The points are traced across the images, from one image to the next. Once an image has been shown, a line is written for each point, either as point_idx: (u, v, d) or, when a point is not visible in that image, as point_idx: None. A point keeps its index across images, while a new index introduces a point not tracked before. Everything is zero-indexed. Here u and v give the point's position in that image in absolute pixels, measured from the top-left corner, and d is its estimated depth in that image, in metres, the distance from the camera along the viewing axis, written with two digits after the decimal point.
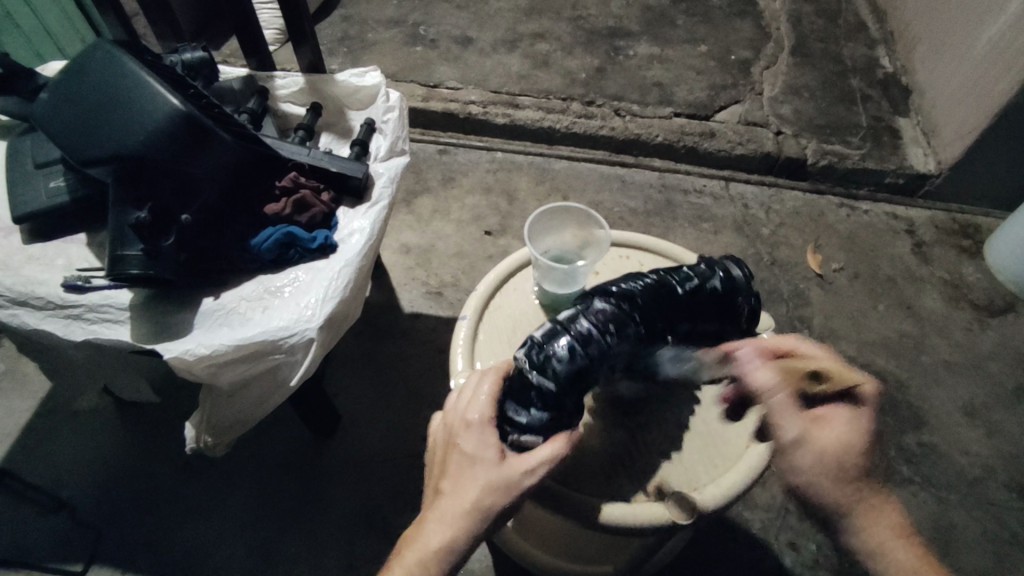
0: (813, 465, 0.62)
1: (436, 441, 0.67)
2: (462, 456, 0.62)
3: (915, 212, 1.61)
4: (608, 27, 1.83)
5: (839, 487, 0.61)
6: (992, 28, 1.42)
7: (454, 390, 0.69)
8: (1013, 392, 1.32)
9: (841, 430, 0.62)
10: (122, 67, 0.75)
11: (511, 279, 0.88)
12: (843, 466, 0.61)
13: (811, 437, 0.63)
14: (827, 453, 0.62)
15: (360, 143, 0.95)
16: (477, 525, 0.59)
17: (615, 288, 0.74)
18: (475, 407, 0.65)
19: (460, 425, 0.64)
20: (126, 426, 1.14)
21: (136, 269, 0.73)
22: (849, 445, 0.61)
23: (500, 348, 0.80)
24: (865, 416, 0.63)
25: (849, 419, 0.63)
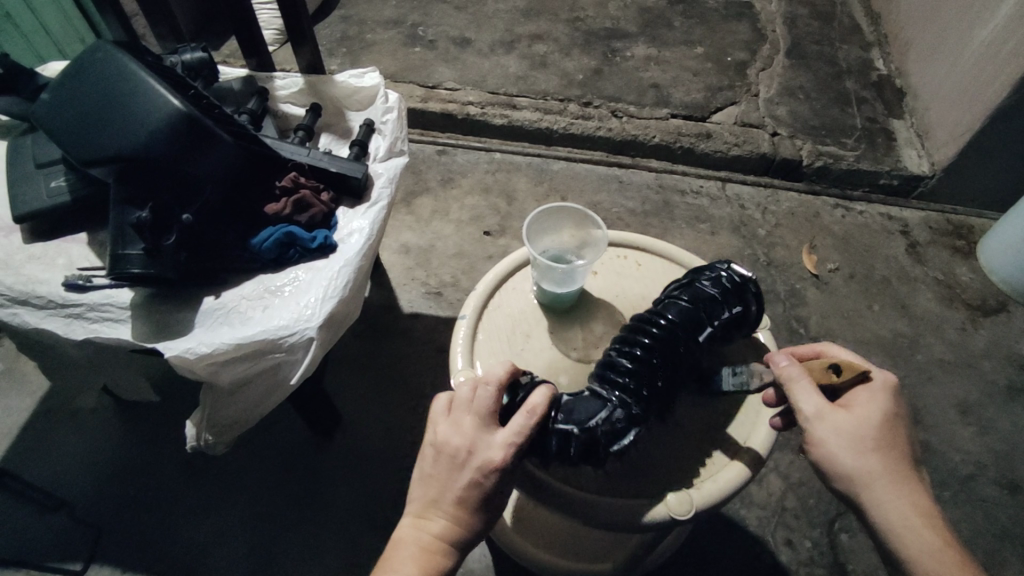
0: (836, 435, 0.63)
1: (447, 453, 0.62)
2: (481, 494, 0.61)
3: (909, 212, 1.62)
4: (605, 29, 1.84)
5: (859, 457, 0.63)
6: (985, 31, 1.44)
7: (475, 411, 0.63)
8: (1005, 390, 1.33)
9: (867, 410, 0.64)
10: (123, 67, 0.75)
11: (509, 279, 0.88)
12: (864, 437, 0.63)
13: (832, 414, 0.64)
14: (850, 430, 0.63)
15: (359, 144, 0.96)
16: (471, 543, 0.63)
17: (649, 390, 0.70)
18: (509, 450, 0.61)
19: (489, 464, 0.61)
20: (125, 425, 1.15)
21: (136, 268, 0.74)
22: (870, 419, 0.64)
23: (499, 347, 0.81)
24: (883, 406, 0.64)
25: (868, 397, 0.65)
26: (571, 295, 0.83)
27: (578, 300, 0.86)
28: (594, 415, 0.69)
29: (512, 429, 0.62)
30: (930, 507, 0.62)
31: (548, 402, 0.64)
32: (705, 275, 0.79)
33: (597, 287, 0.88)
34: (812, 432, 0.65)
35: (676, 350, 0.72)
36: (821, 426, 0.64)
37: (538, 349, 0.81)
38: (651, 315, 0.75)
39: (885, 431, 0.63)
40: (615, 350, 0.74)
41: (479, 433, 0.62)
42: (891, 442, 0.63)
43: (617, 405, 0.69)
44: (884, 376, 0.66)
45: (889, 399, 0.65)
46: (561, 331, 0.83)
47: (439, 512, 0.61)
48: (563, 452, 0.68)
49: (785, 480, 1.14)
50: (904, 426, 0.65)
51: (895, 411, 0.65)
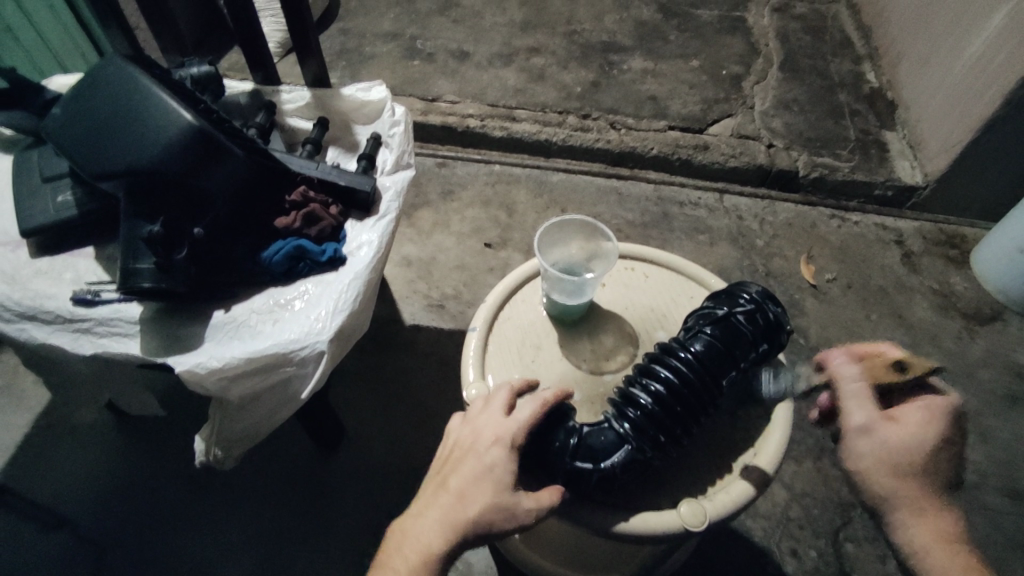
0: (873, 450, 0.65)
1: (455, 442, 0.67)
2: (479, 468, 0.62)
3: (904, 223, 1.65)
4: (601, 42, 1.86)
5: (894, 473, 0.64)
6: (975, 44, 1.47)
7: (483, 401, 0.70)
8: (1004, 399, 1.35)
9: (915, 429, 0.64)
10: (135, 82, 0.75)
11: (520, 291, 0.89)
12: (904, 457, 0.63)
13: (880, 427, 0.65)
14: (891, 444, 0.64)
15: (367, 157, 0.96)
16: (472, 536, 0.60)
17: (661, 427, 0.69)
18: (508, 427, 0.64)
19: (489, 438, 0.64)
20: (126, 440, 1.13)
21: (148, 282, 0.74)
22: (916, 439, 0.64)
23: (511, 360, 0.81)
24: (933, 426, 0.64)
25: (917, 415, 0.65)
26: (580, 308, 0.84)
27: (586, 311, 0.86)
28: (607, 450, 0.69)
29: (516, 410, 0.66)
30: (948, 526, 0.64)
31: (557, 397, 0.68)
32: (739, 305, 0.77)
33: (606, 299, 0.89)
34: (855, 441, 0.66)
35: (696, 387, 0.70)
36: (859, 437, 0.66)
37: (549, 361, 0.82)
38: (675, 347, 0.73)
39: (925, 453, 0.63)
40: (635, 384, 0.73)
41: (485, 417, 0.67)
42: (930, 464, 0.64)
43: (627, 439, 0.69)
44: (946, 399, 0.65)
45: (943, 422, 0.64)
46: (571, 343, 0.83)
47: (443, 490, 0.63)
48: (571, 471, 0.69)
49: (790, 490, 1.15)
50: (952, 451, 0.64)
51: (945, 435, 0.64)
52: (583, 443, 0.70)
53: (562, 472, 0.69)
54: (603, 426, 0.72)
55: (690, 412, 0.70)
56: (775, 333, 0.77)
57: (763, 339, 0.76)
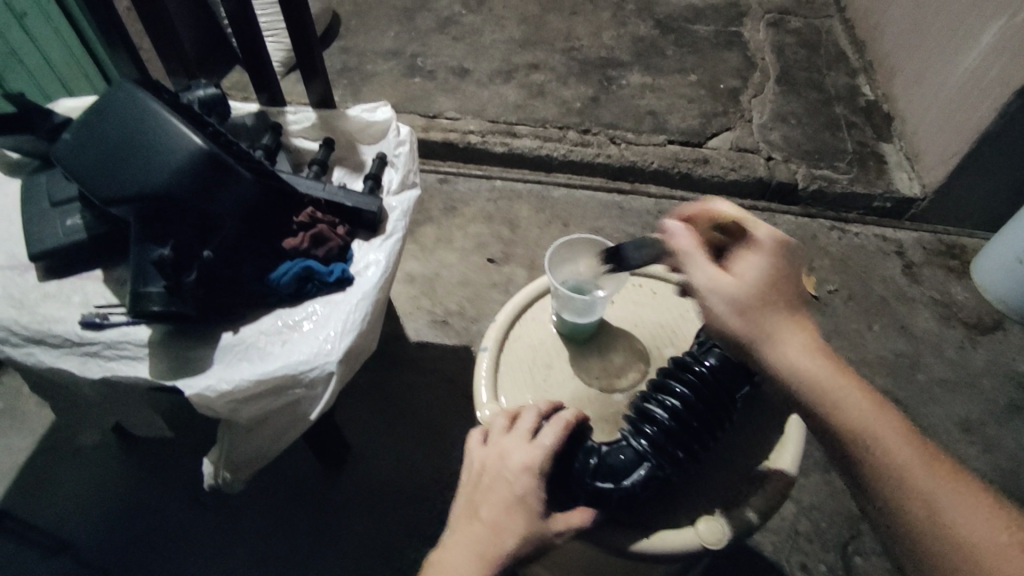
0: (724, 305, 0.62)
1: (479, 468, 0.66)
2: (510, 497, 0.62)
3: (903, 233, 1.66)
4: (600, 58, 1.88)
5: (759, 326, 0.60)
6: (968, 58, 1.49)
7: (507, 423, 0.69)
8: (1008, 408, 1.35)
9: (749, 273, 0.62)
10: (146, 107, 0.76)
11: (529, 309, 0.89)
12: (753, 301, 0.61)
13: (722, 283, 0.62)
14: (736, 289, 0.62)
15: (373, 177, 0.97)
16: (506, 566, 0.59)
17: (679, 441, 0.70)
18: (536, 454, 0.64)
19: (517, 465, 0.64)
20: (130, 461, 1.13)
21: (157, 305, 0.75)
22: (753, 281, 0.62)
23: (523, 379, 0.82)
24: (766, 265, 0.63)
25: (747, 257, 0.64)
26: (589, 326, 0.84)
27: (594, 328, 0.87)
28: (628, 467, 0.69)
29: (544, 437, 0.66)
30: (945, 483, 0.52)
31: (577, 419, 0.69)
32: None
33: (614, 316, 0.89)
34: (707, 303, 0.63)
35: (710, 400, 0.71)
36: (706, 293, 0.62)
37: (561, 380, 0.82)
38: (688, 359, 0.74)
39: (768, 294, 0.62)
40: (651, 400, 0.73)
41: (512, 442, 0.66)
42: (786, 306, 0.61)
43: (648, 456, 0.69)
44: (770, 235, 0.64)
45: (772, 259, 0.63)
46: (581, 360, 0.84)
47: (475, 520, 0.62)
48: (593, 489, 0.68)
49: (798, 503, 1.14)
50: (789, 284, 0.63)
51: (776, 268, 0.63)
52: (603, 463, 0.69)
53: (580, 491, 0.69)
54: (622, 443, 0.72)
55: (707, 426, 0.71)
56: None
57: None
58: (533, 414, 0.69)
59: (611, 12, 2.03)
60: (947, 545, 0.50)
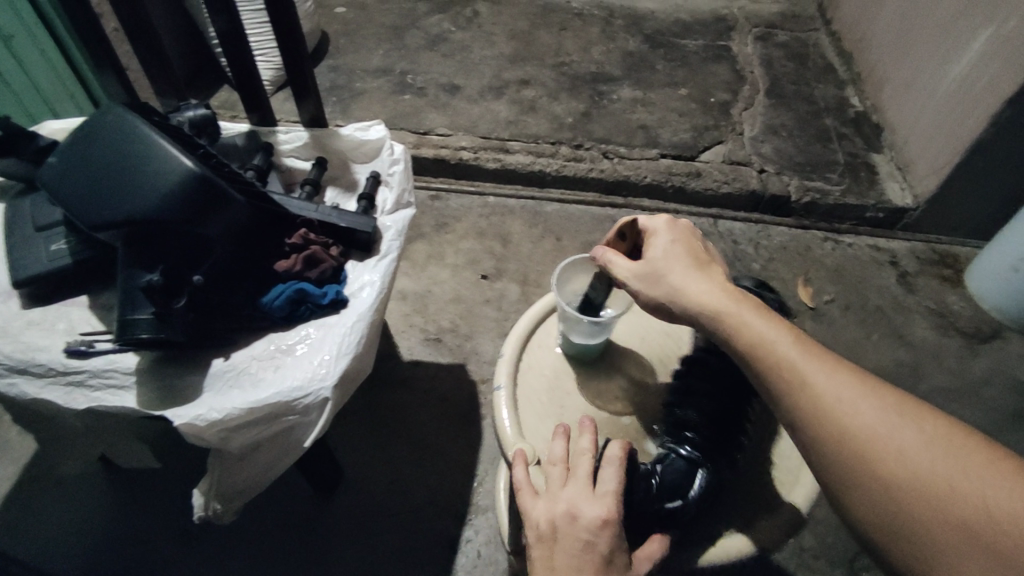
0: (648, 284, 0.69)
1: (549, 528, 0.63)
2: (596, 559, 0.60)
3: (896, 244, 1.66)
4: (590, 73, 1.89)
5: (678, 290, 0.67)
6: (956, 69, 1.51)
7: (563, 472, 0.67)
8: (1008, 417, 1.35)
9: (655, 251, 0.71)
10: (135, 130, 0.74)
11: (533, 338, 0.87)
12: (666, 271, 0.69)
13: (635, 269, 0.70)
14: (649, 267, 0.70)
15: (367, 197, 0.95)
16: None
17: (716, 445, 0.71)
18: (609, 505, 0.63)
19: (595, 522, 0.62)
20: (117, 491, 1.09)
21: (146, 332, 0.72)
22: (659, 257, 0.70)
23: (544, 409, 0.79)
24: (668, 243, 0.71)
25: (652, 242, 0.72)
26: (598, 345, 0.83)
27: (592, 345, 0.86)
28: (686, 477, 0.68)
29: (607, 481, 0.64)
30: (945, 463, 0.50)
31: (625, 451, 0.67)
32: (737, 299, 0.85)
33: (618, 335, 0.87)
34: (635, 290, 0.70)
35: (727, 401, 0.73)
36: (629, 282, 0.70)
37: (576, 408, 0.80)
38: (698, 362, 0.78)
39: (680, 264, 0.69)
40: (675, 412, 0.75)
41: (578, 494, 0.64)
42: (699, 271, 0.68)
43: (700, 462, 0.70)
44: (658, 218, 0.74)
45: (668, 234, 0.72)
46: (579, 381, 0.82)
47: None
48: (664, 503, 0.67)
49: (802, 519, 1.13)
50: (695, 250, 0.71)
51: (675, 239, 0.71)
52: (665, 478, 0.68)
53: (653, 517, 0.67)
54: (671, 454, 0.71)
55: (732, 427, 0.73)
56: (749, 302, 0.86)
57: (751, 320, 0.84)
58: (584, 459, 0.67)
59: (600, 27, 2.05)
60: (956, 532, 0.47)
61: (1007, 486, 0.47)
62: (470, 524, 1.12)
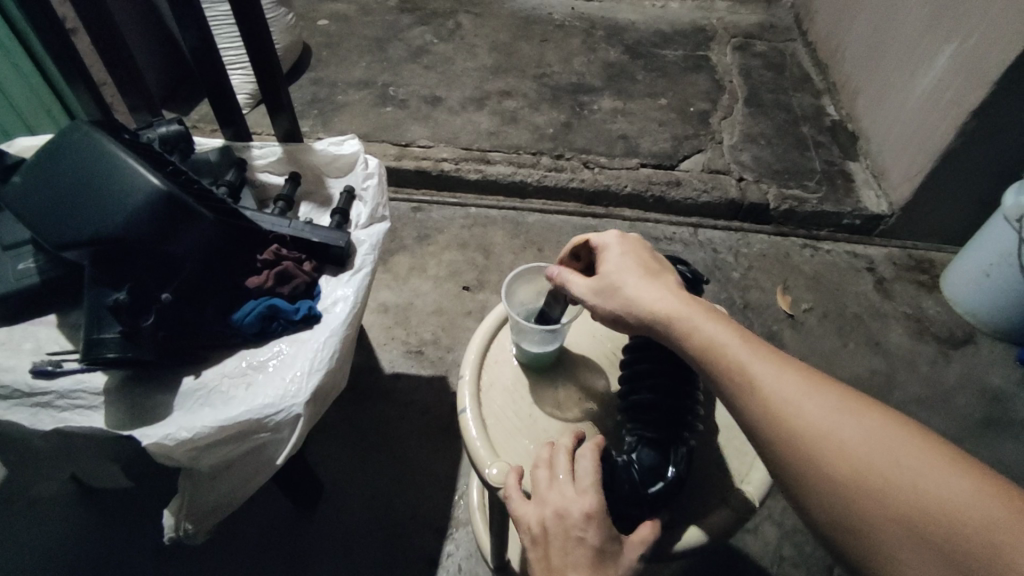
0: (601, 299, 0.69)
1: (542, 530, 0.62)
2: (590, 554, 0.59)
3: (873, 250, 1.69)
4: (571, 84, 1.90)
5: (632, 301, 0.66)
6: (926, 80, 1.54)
7: (547, 470, 0.66)
8: (982, 422, 1.36)
9: (607, 264, 0.71)
10: (101, 148, 0.74)
11: (489, 352, 0.86)
12: (620, 283, 0.68)
13: (586, 284, 0.71)
14: (603, 281, 0.69)
15: (340, 212, 0.95)
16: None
17: (677, 422, 0.70)
18: (592, 497, 0.61)
19: (579, 518, 0.60)
20: (90, 512, 1.07)
21: (112, 352, 0.71)
22: (610, 270, 0.70)
23: (513, 426, 0.78)
24: (620, 254, 0.71)
25: (603, 255, 0.72)
26: (554, 352, 0.82)
27: (562, 353, 0.86)
28: (659, 463, 0.68)
29: (586, 474, 0.63)
30: (901, 458, 0.47)
31: (597, 443, 0.67)
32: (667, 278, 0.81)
33: (581, 347, 0.87)
34: (589, 305, 0.70)
35: (677, 379, 0.72)
36: (584, 298, 0.70)
37: (539, 420, 0.79)
38: (641, 342, 0.77)
39: (632, 273, 0.69)
40: (630, 399, 0.74)
41: (564, 491, 0.63)
42: (652, 280, 0.68)
43: (668, 444, 0.69)
44: (609, 232, 0.74)
45: (619, 247, 0.72)
46: (551, 391, 0.82)
47: None
48: (648, 488, 0.67)
49: (780, 526, 1.13)
50: (645, 259, 0.71)
51: (626, 250, 0.71)
52: (642, 467, 0.67)
53: (641, 504, 0.66)
54: (639, 443, 0.70)
55: (688, 401, 0.72)
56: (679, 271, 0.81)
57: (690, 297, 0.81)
58: (565, 456, 0.66)
59: (581, 38, 2.07)
60: (917, 534, 0.44)
61: (966, 480, 0.45)
62: (451, 538, 1.11)
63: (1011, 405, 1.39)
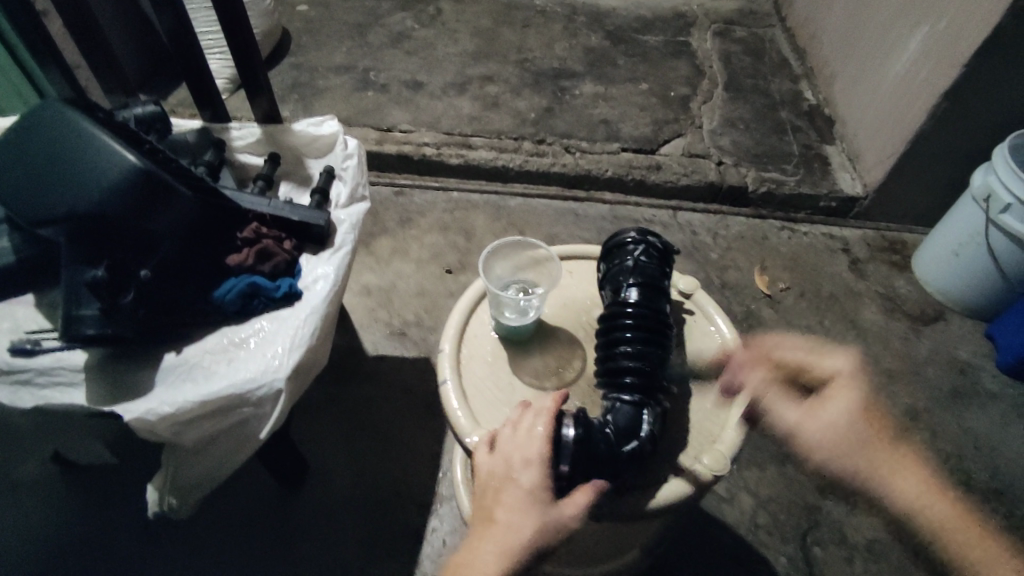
0: (815, 433, 0.76)
1: (486, 475, 0.67)
2: (520, 497, 0.63)
3: (848, 231, 1.72)
4: (553, 69, 1.91)
5: (856, 455, 0.75)
6: (899, 63, 1.57)
7: (507, 422, 0.70)
8: (951, 395, 1.41)
9: (835, 405, 0.77)
10: (73, 126, 0.74)
11: (469, 325, 0.87)
12: (846, 431, 0.76)
13: (808, 415, 0.77)
14: (829, 419, 0.77)
15: (320, 191, 0.96)
16: (530, 560, 0.62)
17: (652, 383, 0.73)
18: (534, 445, 0.66)
19: (518, 462, 0.65)
20: (74, 493, 1.08)
21: (92, 329, 0.73)
22: (838, 411, 0.77)
23: (491, 397, 0.80)
24: (845, 393, 0.77)
25: (832, 391, 0.78)
26: (531, 323, 0.85)
27: (540, 326, 0.87)
28: (636, 422, 0.71)
29: (534, 430, 0.67)
30: (959, 534, 0.71)
31: (555, 402, 0.69)
32: (637, 246, 0.82)
33: (560, 320, 0.88)
34: (799, 434, 0.77)
35: (656, 343, 0.75)
36: (803, 427, 0.77)
37: (517, 390, 0.81)
38: (617, 307, 0.78)
39: (851, 420, 0.76)
40: (611, 361, 0.75)
41: (512, 443, 0.67)
42: (870, 428, 0.76)
43: (644, 403, 0.72)
44: (847, 363, 0.79)
45: (853, 387, 0.78)
46: (529, 361, 0.84)
47: (489, 522, 0.63)
48: (622, 448, 0.69)
49: (756, 496, 1.17)
50: (870, 405, 0.77)
51: (858, 392, 0.77)
52: (618, 427, 0.70)
53: (617, 465, 0.69)
54: (617, 403, 0.72)
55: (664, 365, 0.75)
56: (651, 239, 0.83)
57: (663, 264, 0.83)
58: (523, 412, 0.69)
59: (563, 24, 2.07)
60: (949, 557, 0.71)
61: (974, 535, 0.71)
62: (435, 514, 1.13)
63: (978, 379, 1.44)
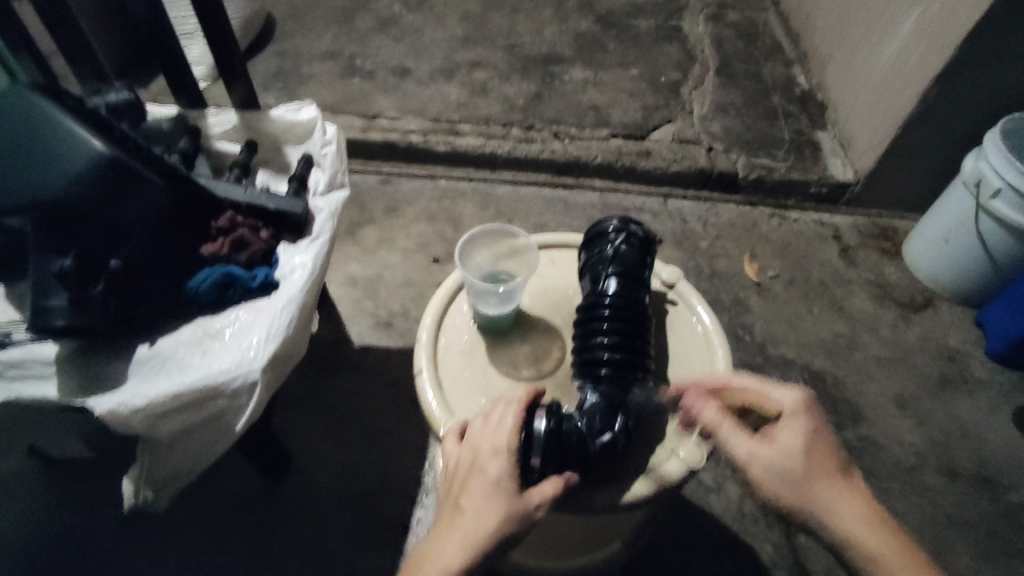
0: (767, 474, 0.66)
1: (456, 464, 0.66)
2: (488, 487, 0.62)
3: (839, 218, 1.71)
4: (542, 54, 1.88)
5: (822, 506, 0.65)
6: (891, 48, 1.55)
7: (479, 413, 0.69)
8: (938, 381, 1.41)
9: (787, 441, 0.67)
10: (36, 113, 0.75)
11: (447, 315, 0.86)
12: (807, 475, 0.66)
13: (758, 449, 0.67)
14: (783, 456, 0.67)
15: (298, 178, 0.94)
16: (495, 550, 0.60)
17: (626, 375, 0.73)
18: (503, 435, 0.64)
19: (486, 452, 0.64)
20: (55, 486, 1.07)
21: (61, 320, 0.70)
22: (792, 448, 0.67)
23: (469, 387, 0.79)
24: (798, 430, 0.68)
25: (786, 425, 0.69)
26: (512, 313, 0.83)
27: (520, 317, 0.86)
28: (608, 415, 0.70)
29: (504, 420, 0.66)
30: None
31: (529, 393, 0.68)
32: (617, 236, 0.81)
33: (541, 310, 0.87)
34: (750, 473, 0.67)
35: (631, 335, 0.75)
36: (752, 465, 0.67)
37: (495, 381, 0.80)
38: (594, 299, 0.77)
39: (805, 460, 0.66)
40: (587, 354, 0.75)
41: (482, 433, 0.66)
42: (836, 472, 0.67)
43: (617, 395, 0.72)
44: (796, 396, 0.70)
45: (807, 424, 0.68)
46: (508, 352, 0.83)
47: (455, 511, 0.62)
48: (594, 441, 0.69)
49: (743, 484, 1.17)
50: (829, 445, 0.68)
51: (812, 429, 0.68)
52: (588, 423, 0.69)
53: (590, 457, 0.68)
54: (590, 396, 0.72)
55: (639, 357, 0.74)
56: (633, 229, 0.82)
57: (646, 254, 0.82)
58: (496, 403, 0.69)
59: (552, 8, 2.04)
60: None
61: None
62: (421, 504, 1.12)
63: (966, 366, 1.44)
